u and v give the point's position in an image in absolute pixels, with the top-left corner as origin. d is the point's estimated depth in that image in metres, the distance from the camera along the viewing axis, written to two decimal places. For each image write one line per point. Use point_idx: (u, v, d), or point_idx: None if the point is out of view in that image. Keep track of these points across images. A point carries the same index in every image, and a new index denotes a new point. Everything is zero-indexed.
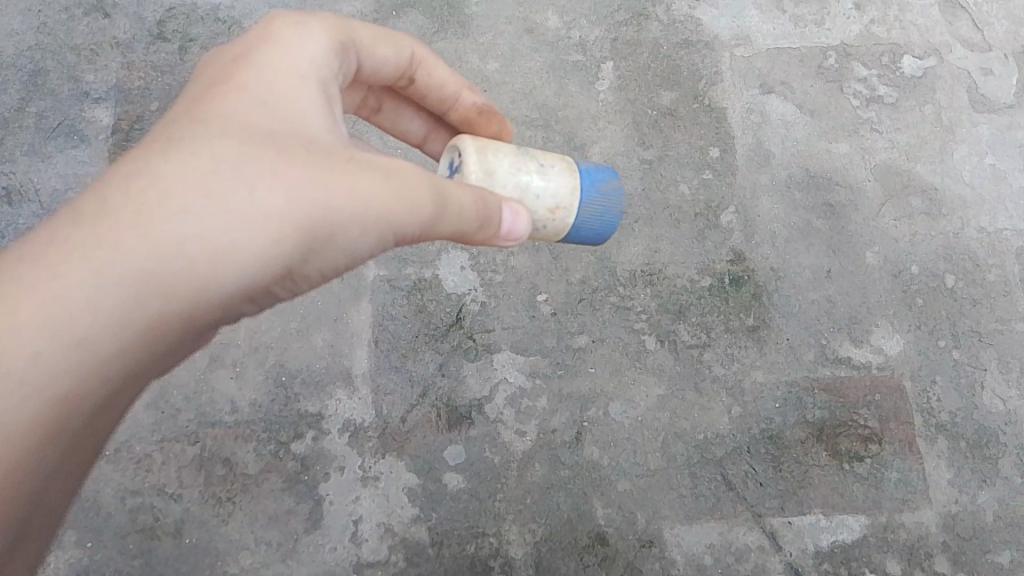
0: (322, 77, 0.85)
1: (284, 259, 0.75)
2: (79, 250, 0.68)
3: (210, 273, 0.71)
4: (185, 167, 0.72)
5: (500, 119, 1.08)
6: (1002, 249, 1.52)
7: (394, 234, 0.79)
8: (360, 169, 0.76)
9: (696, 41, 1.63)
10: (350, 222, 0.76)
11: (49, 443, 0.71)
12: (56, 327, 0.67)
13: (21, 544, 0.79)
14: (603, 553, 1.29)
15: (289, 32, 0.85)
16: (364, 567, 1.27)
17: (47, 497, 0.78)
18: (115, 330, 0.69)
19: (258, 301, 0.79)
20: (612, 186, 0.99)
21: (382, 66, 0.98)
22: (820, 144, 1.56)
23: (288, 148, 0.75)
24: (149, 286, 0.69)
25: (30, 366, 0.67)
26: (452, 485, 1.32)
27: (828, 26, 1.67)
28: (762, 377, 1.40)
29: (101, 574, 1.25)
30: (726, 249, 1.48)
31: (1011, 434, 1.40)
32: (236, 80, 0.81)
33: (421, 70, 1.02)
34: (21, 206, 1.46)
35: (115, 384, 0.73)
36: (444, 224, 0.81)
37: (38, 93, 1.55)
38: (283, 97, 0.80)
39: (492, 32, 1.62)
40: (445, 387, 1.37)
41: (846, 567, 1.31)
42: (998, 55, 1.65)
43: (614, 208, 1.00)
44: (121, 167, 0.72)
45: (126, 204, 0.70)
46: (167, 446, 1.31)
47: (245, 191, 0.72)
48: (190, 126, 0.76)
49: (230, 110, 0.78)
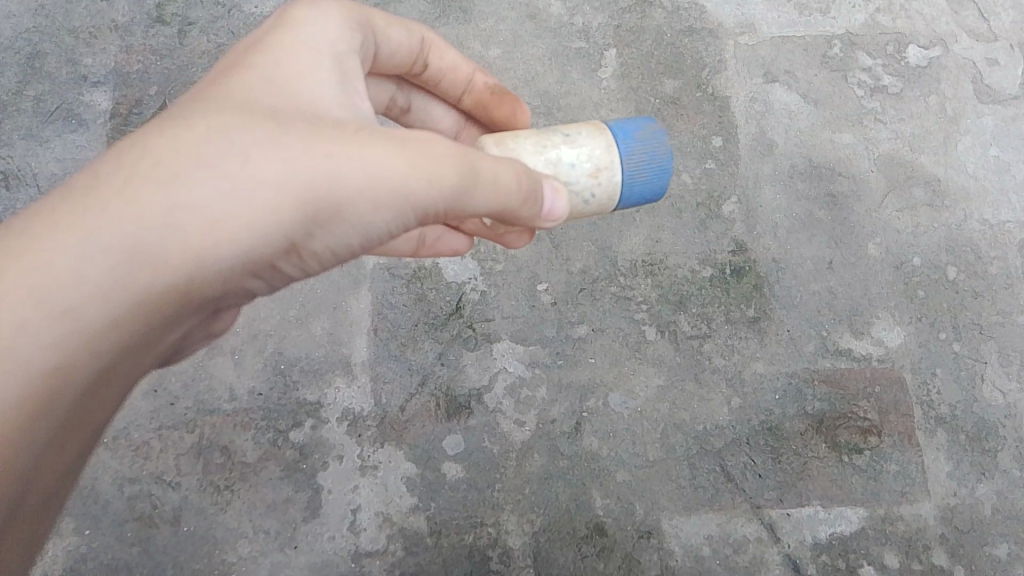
0: (336, 57, 0.84)
1: (286, 230, 0.73)
2: (72, 217, 0.67)
3: (208, 243, 0.70)
4: (184, 138, 0.71)
5: (516, 100, 1.09)
6: (1004, 242, 1.51)
7: (409, 209, 0.77)
8: (370, 140, 0.74)
9: (700, 29, 1.62)
10: (358, 193, 0.74)
11: (45, 416, 0.70)
12: (49, 295, 0.66)
13: (16, 523, 0.78)
14: (601, 543, 1.30)
15: (303, 13, 0.84)
16: (362, 556, 1.27)
17: (43, 475, 0.76)
18: (109, 300, 0.68)
19: (262, 275, 0.77)
20: (650, 129, 0.95)
21: (397, 53, 0.98)
22: (824, 135, 1.55)
23: (294, 122, 0.74)
24: (144, 256, 0.68)
25: (19, 336, 0.66)
26: (450, 475, 1.32)
27: (833, 14, 1.65)
28: (762, 368, 1.40)
29: (99, 561, 1.25)
30: (728, 240, 1.47)
31: (1011, 428, 1.39)
32: (245, 59, 0.80)
33: (433, 54, 1.02)
34: (18, 191, 1.45)
35: (110, 358, 0.72)
36: (461, 199, 0.78)
37: (35, 76, 1.53)
38: (292, 74, 0.79)
39: (494, 18, 1.60)
40: (444, 376, 1.36)
41: (843, 560, 1.32)
42: (1004, 45, 1.64)
43: (660, 150, 0.95)
44: (122, 140, 0.72)
45: (122, 173, 0.69)
46: (165, 434, 1.31)
47: (245, 160, 0.71)
48: (194, 101, 0.75)
49: (237, 88, 0.77)
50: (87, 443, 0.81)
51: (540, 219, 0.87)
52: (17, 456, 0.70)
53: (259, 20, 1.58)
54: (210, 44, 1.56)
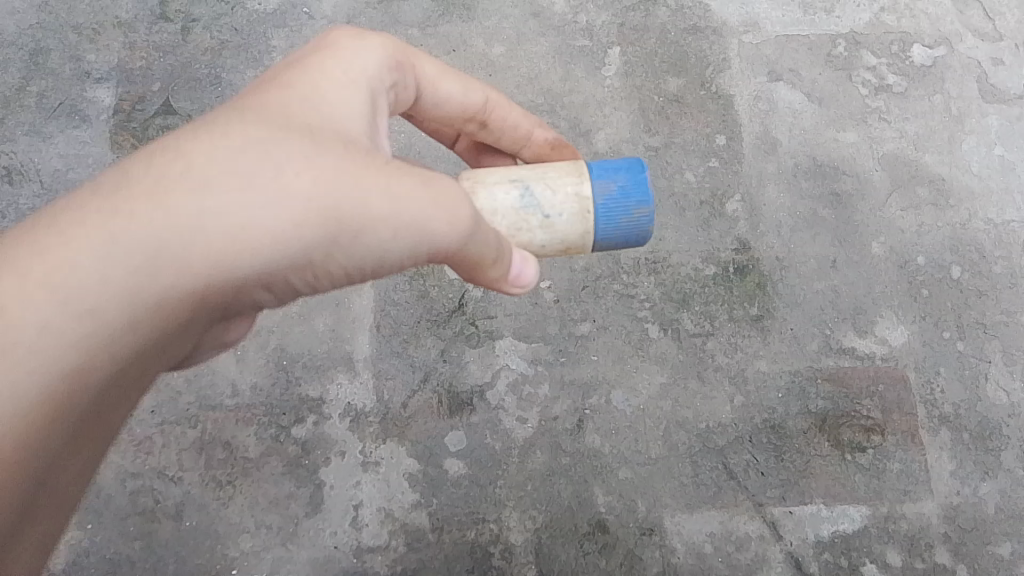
0: (371, 88, 0.84)
1: (306, 249, 0.72)
2: (99, 217, 0.67)
3: (228, 254, 0.69)
4: (216, 147, 0.71)
5: (570, 152, 1.07)
6: (1009, 241, 1.50)
7: (426, 244, 0.75)
8: (397, 171, 0.74)
9: (704, 27, 1.61)
10: (379, 221, 0.73)
11: (57, 420, 0.68)
12: (69, 294, 0.65)
13: (24, 527, 0.77)
14: (603, 541, 1.29)
15: (344, 42, 0.85)
16: (364, 552, 1.27)
17: (52, 479, 0.75)
18: (128, 305, 0.67)
19: (277, 292, 0.76)
20: (639, 212, 0.89)
21: (447, 103, 0.98)
22: (828, 133, 1.55)
23: (325, 142, 0.74)
24: (165, 262, 0.67)
25: (39, 335, 0.65)
26: (452, 471, 1.31)
27: (837, 13, 1.64)
28: (765, 367, 1.40)
29: (101, 556, 1.25)
30: (731, 238, 1.47)
31: (1014, 427, 1.39)
32: (283, 78, 0.81)
33: (494, 114, 1.00)
34: (22, 187, 1.45)
35: (124, 364, 0.71)
36: (478, 236, 0.78)
37: (40, 72, 1.53)
38: (328, 98, 0.79)
39: (498, 16, 1.60)
40: (447, 373, 1.36)
41: (846, 559, 1.31)
42: (1008, 45, 1.63)
43: (640, 233, 0.90)
44: (154, 144, 0.72)
45: (151, 176, 0.69)
46: (168, 429, 1.31)
47: (272, 174, 0.70)
48: (228, 113, 0.75)
49: (272, 104, 0.77)
50: (96, 450, 0.79)
51: (502, 282, 0.87)
52: (27, 459, 0.68)
53: (263, 17, 1.58)
54: (215, 40, 1.56)
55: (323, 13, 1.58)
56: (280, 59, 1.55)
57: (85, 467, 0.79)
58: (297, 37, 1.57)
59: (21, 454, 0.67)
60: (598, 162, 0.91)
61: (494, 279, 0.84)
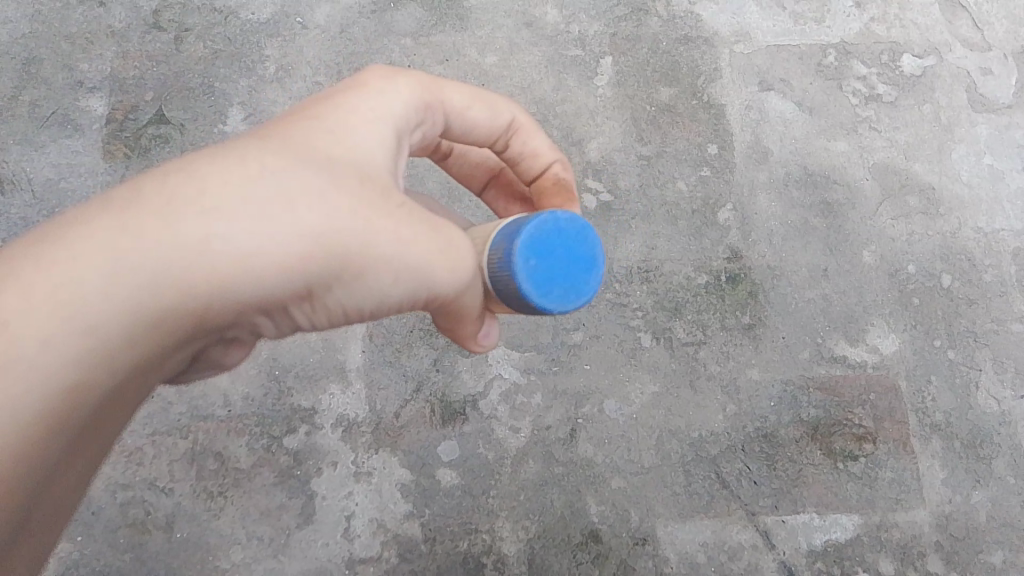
0: (399, 129, 0.80)
1: (310, 280, 0.69)
2: (106, 235, 0.63)
3: (233, 282, 0.66)
4: (230, 170, 0.67)
5: (575, 198, 0.97)
6: (998, 249, 1.52)
7: (427, 289, 0.73)
8: (409, 216, 0.72)
9: (695, 37, 1.62)
10: (384, 263, 0.70)
11: (55, 437, 0.66)
12: (72, 312, 0.63)
13: (22, 543, 0.74)
14: (596, 551, 1.29)
15: (374, 78, 0.81)
16: (356, 563, 1.27)
17: (47, 496, 0.72)
18: (129, 323, 0.64)
19: (276, 320, 0.73)
20: (509, 285, 0.75)
21: (473, 130, 0.91)
22: (819, 143, 1.56)
23: (342, 178, 0.71)
24: (168, 285, 0.64)
25: (40, 352, 0.62)
26: (445, 481, 1.31)
27: (828, 23, 1.66)
28: (757, 375, 1.40)
29: (90, 568, 1.24)
30: (723, 246, 1.47)
31: (1005, 436, 1.40)
32: (307, 108, 0.77)
33: (517, 138, 0.94)
34: (12, 196, 1.45)
35: (120, 381, 0.68)
36: (473, 285, 0.77)
37: (31, 81, 1.53)
38: (352, 132, 0.76)
39: (491, 26, 1.61)
40: (439, 383, 1.36)
41: (838, 567, 1.32)
42: (997, 55, 1.65)
43: (529, 308, 0.76)
44: (169, 161, 0.68)
45: (162, 194, 0.65)
46: (159, 439, 1.30)
47: (287, 205, 0.67)
48: (248, 137, 0.72)
49: (294, 134, 0.73)
50: (91, 462, 0.76)
51: (471, 339, 0.88)
52: (22, 476, 0.65)
53: (256, 27, 1.59)
54: (208, 50, 1.57)
55: (316, 23, 1.59)
56: (272, 68, 1.55)
57: (81, 478, 0.76)
58: (290, 48, 1.57)
59: (15, 474, 0.64)
60: (508, 222, 0.79)
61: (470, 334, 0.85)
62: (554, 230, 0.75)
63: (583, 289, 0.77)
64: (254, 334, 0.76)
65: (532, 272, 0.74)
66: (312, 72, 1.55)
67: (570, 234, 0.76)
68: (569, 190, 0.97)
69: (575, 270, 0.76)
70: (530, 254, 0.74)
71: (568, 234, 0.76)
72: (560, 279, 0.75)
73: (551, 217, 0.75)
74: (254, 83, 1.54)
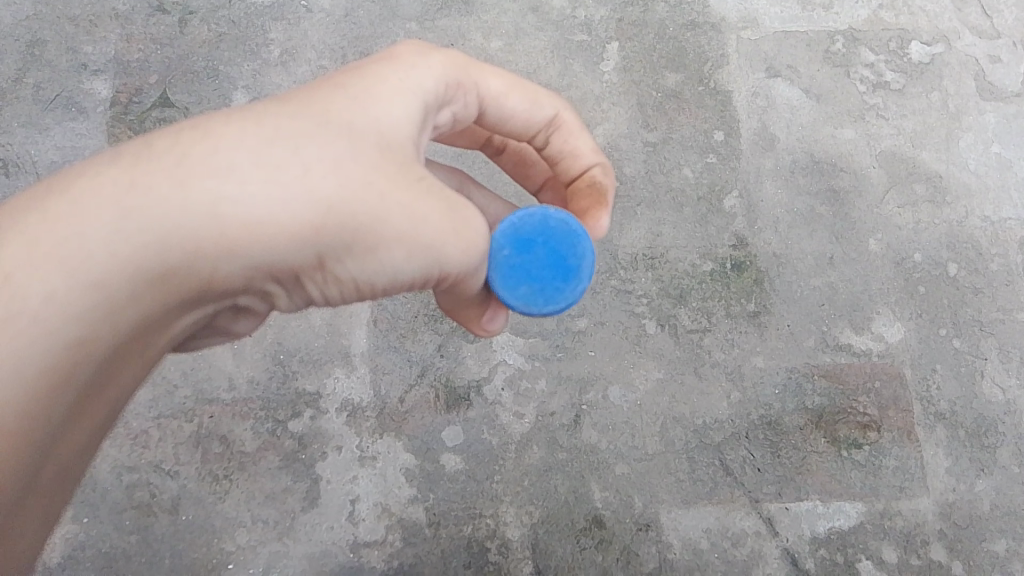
0: (429, 103, 0.77)
1: (318, 249, 0.68)
2: (115, 191, 0.63)
3: (240, 244, 0.65)
4: (246, 133, 0.66)
5: (609, 205, 0.92)
6: (1006, 238, 1.51)
7: (439, 267, 0.72)
8: (426, 192, 0.70)
9: (702, 23, 1.61)
10: (398, 238, 0.69)
11: (61, 392, 0.66)
12: (78, 265, 0.62)
13: (25, 510, 0.73)
14: (600, 536, 1.30)
15: (407, 50, 0.79)
16: (360, 546, 1.27)
17: (53, 458, 0.72)
18: (134, 280, 0.64)
19: (286, 286, 0.72)
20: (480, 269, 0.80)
21: (510, 120, 0.88)
22: (826, 130, 1.55)
23: (363, 149, 0.69)
24: (174, 244, 0.64)
25: (41, 306, 0.62)
26: (449, 466, 1.32)
27: (836, 10, 1.64)
28: (762, 363, 1.40)
29: (97, 550, 1.24)
30: (728, 234, 1.46)
31: (1010, 425, 1.39)
32: (334, 73, 0.76)
33: (557, 135, 0.90)
34: (17, 178, 1.44)
35: (125, 337, 0.68)
36: (479, 268, 0.76)
37: (35, 64, 1.52)
38: (379, 102, 0.73)
39: (497, 10, 1.59)
40: (444, 368, 1.36)
41: (841, 554, 1.32)
42: (1006, 43, 1.63)
43: (499, 298, 0.82)
44: (186, 121, 0.68)
45: (175, 153, 0.65)
46: (164, 423, 1.31)
47: (301, 174, 0.66)
48: (269, 100, 0.71)
49: (316, 99, 0.72)
50: (101, 422, 0.76)
51: (475, 321, 0.89)
52: (30, 430, 0.65)
53: (260, 10, 1.57)
54: (212, 33, 1.56)
55: (321, 6, 1.58)
56: (277, 52, 1.54)
57: (93, 438, 0.76)
58: (295, 31, 1.56)
59: (20, 431, 0.64)
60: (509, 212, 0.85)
61: (476, 312, 0.87)
62: (543, 227, 0.80)
63: (557, 297, 0.81)
64: (267, 300, 0.76)
65: (505, 263, 0.80)
66: (316, 55, 1.54)
67: (560, 236, 0.81)
68: (603, 196, 0.92)
69: (553, 274, 0.81)
70: (508, 246, 0.80)
71: (557, 235, 0.81)
72: (529, 279, 0.80)
73: (541, 214, 0.80)
74: (259, 66, 1.53)
